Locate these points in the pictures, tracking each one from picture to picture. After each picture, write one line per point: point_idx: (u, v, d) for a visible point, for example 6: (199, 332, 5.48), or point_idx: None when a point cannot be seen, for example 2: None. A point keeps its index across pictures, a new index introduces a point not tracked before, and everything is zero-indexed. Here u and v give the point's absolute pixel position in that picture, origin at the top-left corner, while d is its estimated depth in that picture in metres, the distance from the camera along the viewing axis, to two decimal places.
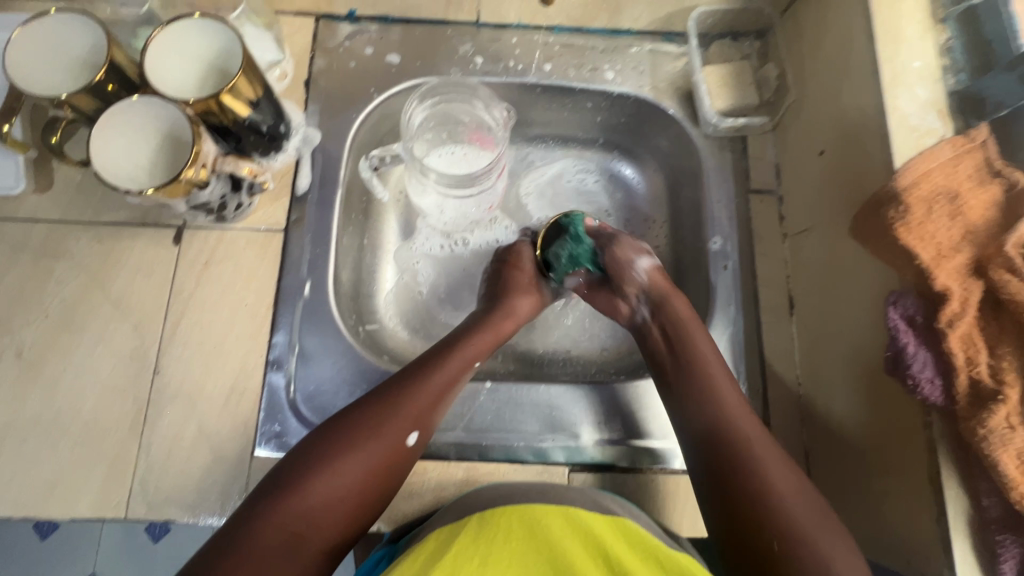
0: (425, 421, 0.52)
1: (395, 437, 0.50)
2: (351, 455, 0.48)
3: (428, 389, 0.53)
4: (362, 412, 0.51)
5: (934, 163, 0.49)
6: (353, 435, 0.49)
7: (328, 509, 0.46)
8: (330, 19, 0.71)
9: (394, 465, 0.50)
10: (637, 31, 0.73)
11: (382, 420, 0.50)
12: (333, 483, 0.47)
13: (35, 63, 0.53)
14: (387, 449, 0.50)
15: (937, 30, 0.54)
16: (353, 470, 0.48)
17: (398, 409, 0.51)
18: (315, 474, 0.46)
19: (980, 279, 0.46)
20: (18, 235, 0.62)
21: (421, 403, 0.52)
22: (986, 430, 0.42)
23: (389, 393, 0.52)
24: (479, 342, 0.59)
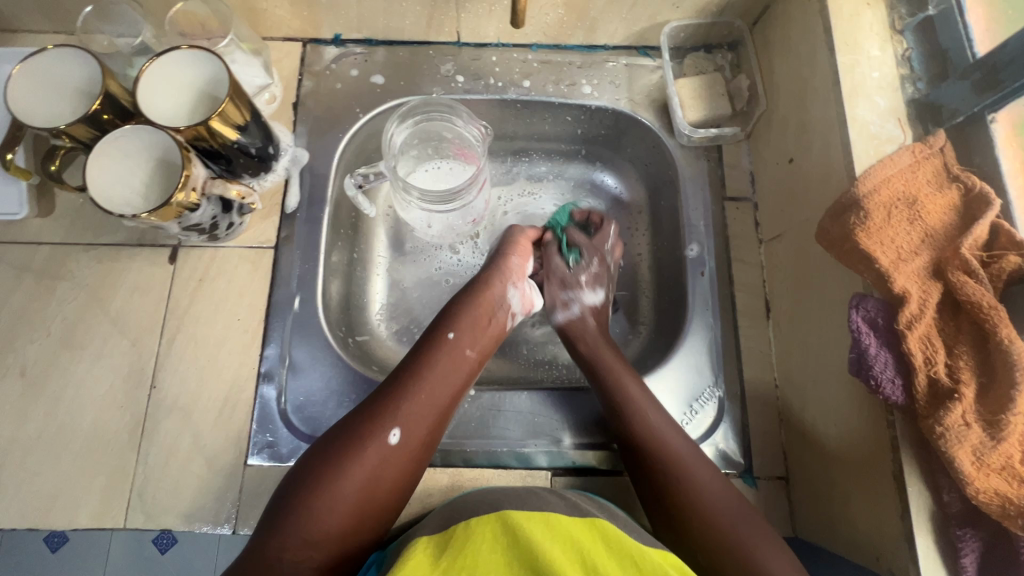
0: (406, 414, 0.52)
1: (374, 434, 0.50)
2: (338, 462, 0.49)
3: (410, 389, 0.53)
4: (348, 422, 0.52)
5: (893, 170, 0.51)
6: (337, 443, 0.50)
7: (326, 519, 0.46)
8: (317, 43, 0.74)
9: (384, 462, 0.50)
10: (613, 47, 0.76)
11: (366, 425, 0.51)
12: (325, 492, 0.47)
13: (35, 98, 0.57)
14: (372, 448, 0.50)
15: (894, 42, 0.57)
16: (342, 476, 0.48)
17: (377, 409, 0.52)
18: (307, 488, 0.47)
19: (939, 282, 0.48)
20: (21, 258, 0.65)
21: (403, 402, 0.52)
22: (942, 428, 0.43)
23: (370, 398, 0.53)
24: (451, 322, 0.59)
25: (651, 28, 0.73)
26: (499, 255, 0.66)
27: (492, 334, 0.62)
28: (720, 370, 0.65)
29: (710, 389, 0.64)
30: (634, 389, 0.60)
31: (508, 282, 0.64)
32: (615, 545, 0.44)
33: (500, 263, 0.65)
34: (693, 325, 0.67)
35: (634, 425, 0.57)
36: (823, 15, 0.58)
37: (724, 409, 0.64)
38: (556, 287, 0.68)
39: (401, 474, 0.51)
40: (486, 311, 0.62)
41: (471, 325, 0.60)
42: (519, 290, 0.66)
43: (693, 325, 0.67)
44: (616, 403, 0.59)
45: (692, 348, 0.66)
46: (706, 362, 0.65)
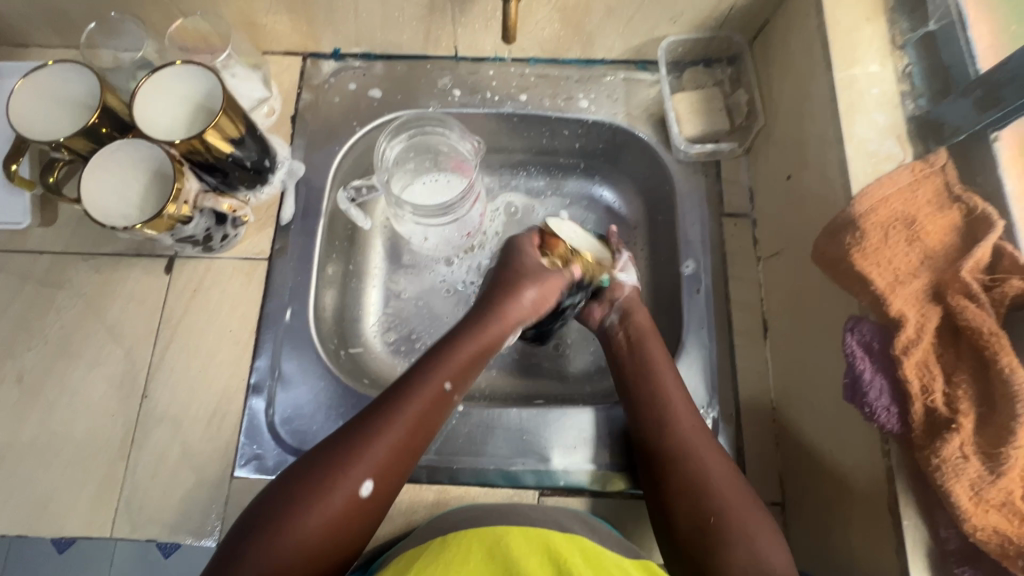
0: (384, 462, 0.49)
1: (347, 484, 0.47)
2: (309, 504, 0.46)
3: (391, 435, 0.50)
4: (319, 464, 0.48)
5: (891, 188, 0.50)
6: (307, 485, 0.47)
7: (287, 559, 0.44)
8: (317, 57, 0.75)
9: (351, 511, 0.48)
10: (611, 61, 0.75)
11: (338, 471, 0.48)
12: (292, 531, 0.45)
13: (36, 112, 0.58)
14: (344, 496, 0.47)
15: (895, 57, 0.55)
16: (311, 517, 0.46)
17: (355, 453, 0.49)
18: (274, 523, 0.45)
19: (938, 305, 0.46)
20: (24, 266, 0.67)
21: (382, 451, 0.49)
22: (938, 460, 0.42)
23: (350, 438, 0.49)
24: (445, 366, 0.54)
25: (649, 43, 0.72)
26: (506, 286, 0.61)
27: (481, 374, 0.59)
28: (714, 390, 0.64)
29: (704, 409, 0.63)
30: (682, 416, 0.58)
31: (507, 318, 0.60)
32: (595, 561, 0.42)
33: (511, 297, 0.60)
34: (687, 344, 0.65)
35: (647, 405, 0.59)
36: (821, 31, 0.57)
37: (719, 430, 0.62)
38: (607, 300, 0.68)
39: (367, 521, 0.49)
40: (480, 353, 0.57)
41: (465, 369, 0.56)
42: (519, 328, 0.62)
43: (687, 343, 0.65)
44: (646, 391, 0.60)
45: (687, 367, 0.64)
46: (701, 382, 0.64)
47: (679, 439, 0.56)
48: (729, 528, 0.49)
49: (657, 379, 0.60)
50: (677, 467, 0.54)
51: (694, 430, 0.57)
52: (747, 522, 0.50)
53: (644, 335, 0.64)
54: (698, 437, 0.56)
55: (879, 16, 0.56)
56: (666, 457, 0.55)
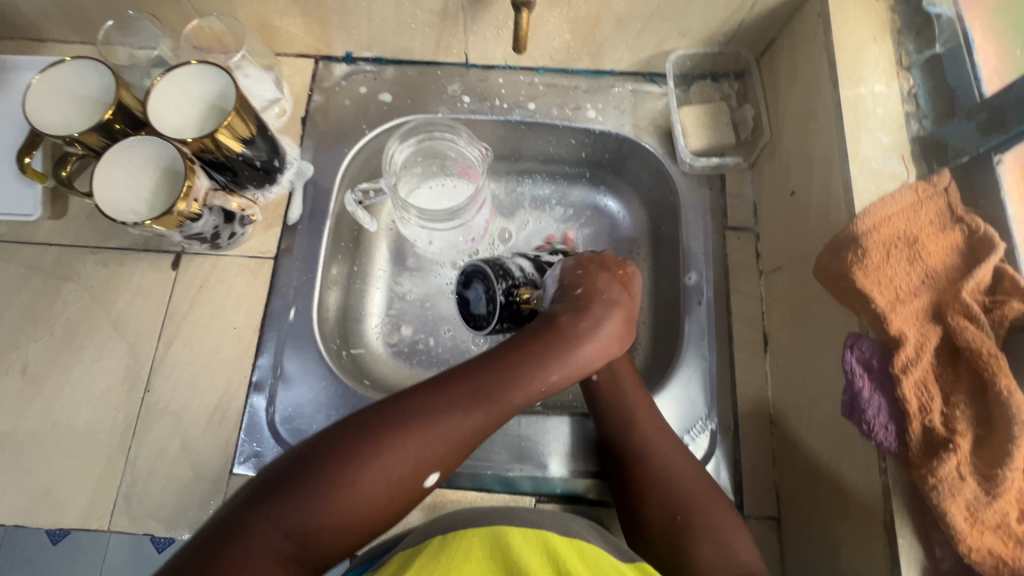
0: (452, 457, 0.46)
1: (414, 469, 0.44)
2: (364, 474, 0.42)
3: (470, 431, 0.46)
4: (388, 436, 0.44)
5: (894, 208, 0.50)
6: (368, 455, 0.43)
7: (326, 522, 0.41)
8: (329, 60, 0.76)
9: (402, 491, 0.44)
10: (620, 73, 0.76)
11: (406, 451, 0.44)
12: (344, 497, 0.41)
13: (50, 106, 0.59)
14: (402, 474, 0.43)
15: (901, 77, 0.56)
16: (365, 485, 0.42)
17: (423, 431, 0.44)
18: (321, 485, 0.41)
19: (938, 325, 0.46)
20: (33, 257, 0.67)
21: (458, 445, 0.46)
22: (935, 479, 0.42)
23: (421, 415, 0.45)
24: (541, 373, 0.50)
25: (658, 55, 0.73)
26: (611, 305, 0.55)
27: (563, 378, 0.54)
28: (713, 402, 0.64)
29: (702, 421, 0.63)
30: (648, 422, 0.58)
31: (607, 335, 0.54)
32: (594, 564, 0.43)
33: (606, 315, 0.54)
34: (687, 355, 0.65)
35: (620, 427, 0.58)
36: (827, 50, 0.58)
37: (716, 441, 0.62)
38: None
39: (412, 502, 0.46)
40: (576, 373, 0.52)
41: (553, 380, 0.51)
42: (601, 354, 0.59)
43: (687, 355, 0.65)
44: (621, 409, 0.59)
45: (687, 378, 0.65)
46: (700, 394, 0.64)
47: (647, 443, 0.56)
48: (698, 528, 0.50)
49: (623, 385, 0.60)
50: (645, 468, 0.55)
51: (659, 434, 0.57)
52: (716, 523, 0.50)
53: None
54: (663, 440, 0.57)
55: (885, 37, 0.57)
56: (633, 460, 0.56)
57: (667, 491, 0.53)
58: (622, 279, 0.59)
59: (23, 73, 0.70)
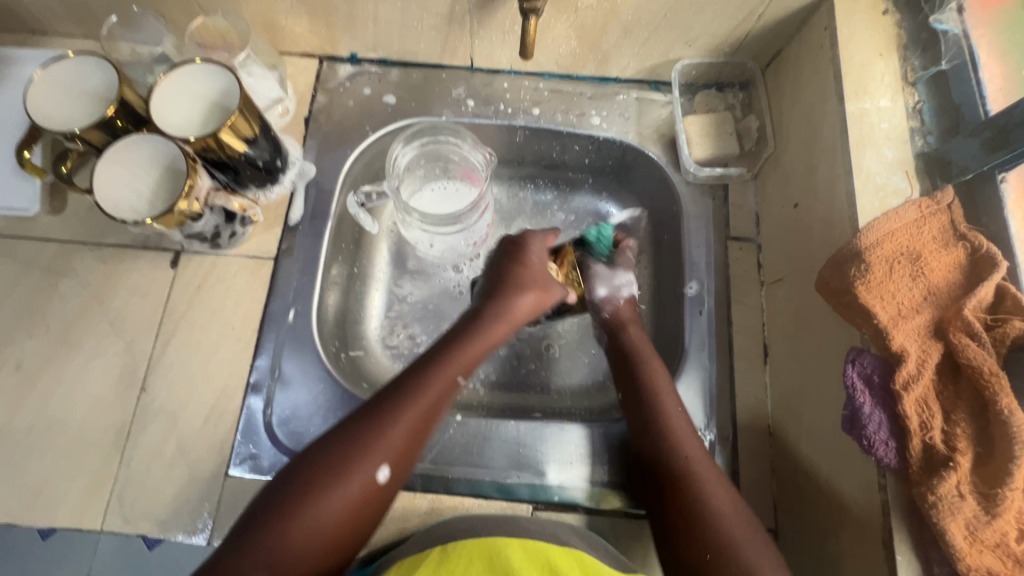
0: (399, 451, 0.50)
1: (363, 468, 0.48)
2: (322, 490, 0.47)
3: (405, 420, 0.51)
4: (333, 444, 0.49)
5: (897, 223, 0.50)
6: (317, 464, 0.48)
7: (298, 545, 0.45)
8: (334, 61, 0.76)
9: (363, 496, 0.48)
10: (625, 80, 0.76)
11: (353, 453, 0.49)
12: (308, 515, 0.46)
13: (51, 100, 0.58)
14: (358, 483, 0.48)
15: (907, 93, 0.56)
16: (325, 500, 0.47)
17: (365, 441, 0.49)
18: (284, 509, 0.46)
19: (940, 342, 0.46)
20: (30, 252, 0.67)
21: (396, 434, 0.50)
22: (935, 497, 0.42)
23: (359, 426, 0.50)
24: (457, 362, 0.56)
25: (663, 64, 0.73)
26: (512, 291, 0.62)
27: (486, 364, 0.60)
28: (713, 412, 0.64)
29: (701, 431, 0.63)
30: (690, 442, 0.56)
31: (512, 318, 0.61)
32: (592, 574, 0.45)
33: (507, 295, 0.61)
34: (687, 365, 0.65)
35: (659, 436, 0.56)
36: (834, 64, 0.58)
37: (715, 452, 0.62)
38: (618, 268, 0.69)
39: (379, 506, 0.50)
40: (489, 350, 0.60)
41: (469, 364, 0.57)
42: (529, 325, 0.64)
43: (687, 364, 0.65)
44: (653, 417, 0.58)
45: (686, 388, 0.64)
46: (699, 404, 0.64)
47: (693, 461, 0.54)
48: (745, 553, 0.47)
49: (661, 394, 0.59)
50: (692, 485, 0.52)
51: (702, 454, 0.55)
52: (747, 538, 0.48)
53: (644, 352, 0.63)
54: (705, 461, 0.55)
55: (891, 52, 0.57)
56: (678, 477, 0.53)
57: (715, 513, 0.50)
58: (515, 252, 0.65)
59: (26, 66, 0.69)
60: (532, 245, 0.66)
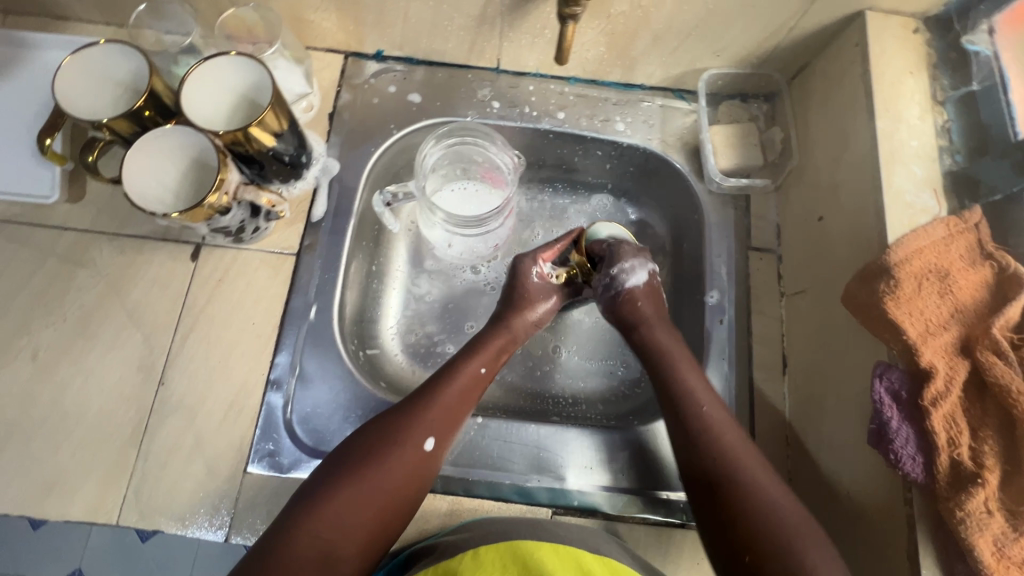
0: (437, 429, 0.54)
1: (406, 445, 0.52)
2: (370, 465, 0.50)
3: (441, 405, 0.56)
4: (376, 427, 0.53)
5: (925, 240, 0.51)
6: (363, 444, 0.52)
7: (352, 518, 0.48)
8: (359, 57, 0.75)
9: (408, 472, 0.52)
10: (650, 87, 0.76)
11: (396, 433, 0.53)
12: (358, 489, 0.49)
13: (79, 88, 0.57)
14: (402, 461, 0.52)
15: (936, 112, 0.57)
16: (373, 474, 0.50)
17: (405, 424, 0.53)
18: (336, 485, 0.49)
19: (967, 359, 0.47)
20: (46, 241, 0.66)
21: (435, 416, 0.55)
22: (963, 513, 0.42)
23: (399, 411, 0.55)
24: (481, 353, 0.61)
25: (690, 73, 0.73)
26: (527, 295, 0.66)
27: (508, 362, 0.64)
28: None
29: None
30: (734, 440, 0.54)
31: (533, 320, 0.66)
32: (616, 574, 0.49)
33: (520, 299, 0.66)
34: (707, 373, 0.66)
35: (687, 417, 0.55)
36: (865, 80, 0.58)
37: None
38: (628, 249, 0.66)
39: (424, 483, 0.53)
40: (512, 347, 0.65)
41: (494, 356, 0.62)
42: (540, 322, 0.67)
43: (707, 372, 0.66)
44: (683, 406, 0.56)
45: None
46: None
47: (737, 464, 0.52)
48: (801, 554, 0.46)
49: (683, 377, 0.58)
50: (737, 492, 0.50)
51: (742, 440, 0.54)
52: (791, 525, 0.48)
53: (668, 348, 0.61)
54: (750, 455, 0.53)
55: (921, 70, 0.58)
56: (715, 457, 0.52)
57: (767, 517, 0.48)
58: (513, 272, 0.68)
59: (48, 51, 0.68)
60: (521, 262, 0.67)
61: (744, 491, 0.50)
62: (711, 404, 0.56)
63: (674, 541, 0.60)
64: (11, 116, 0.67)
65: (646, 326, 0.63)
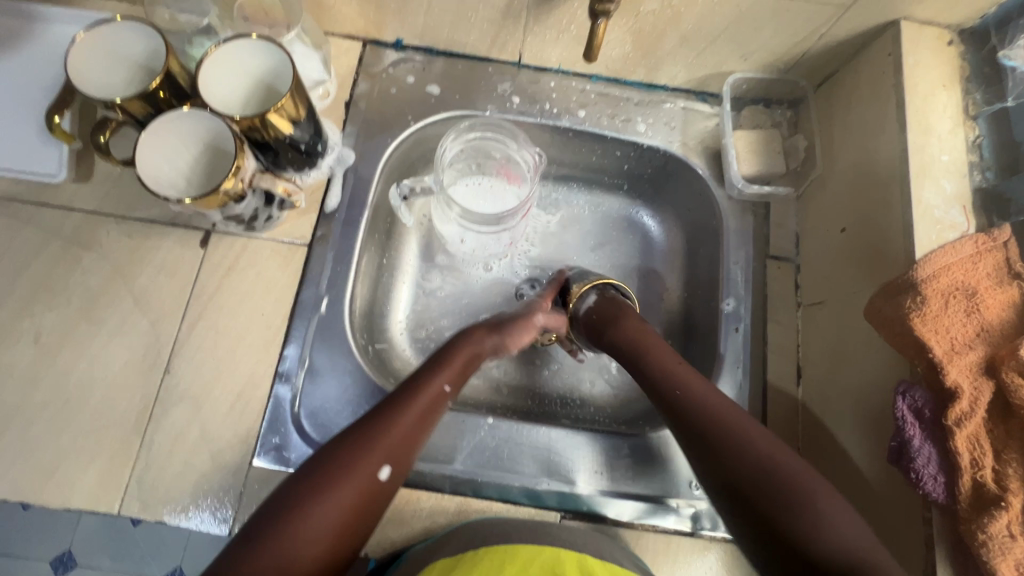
0: (393, 456, 0.49)
1: (361, 472, 0.47)
2: (322, 497, 0.45)
3: (403, 426, 0.50)
4: (330, 451, 0.48)
5: (953, 258, 0.50)
6: (317, 470, 0.46)
7: (302, 552, 0.43)
8: (378, 45, 0.73)
9: (362, 503, 0.47)
10: (672, 88, 0.75)
11: (352, 458, 0.47)
12: (311, 521, 0.44)
13: (93, 66, 0.56)
14: (356, 490, 0.46)
15: (968, 126, 0.56)
16: (322, 507, 0.44)
17: (361, 447, 0.48)
18: (286, 517, 0.43)
19: (991, 379, 0.47)
20: (52, 221, 0.64)
21: (394, 440, 0.49)
22: (986, 536, 0.42)
23: (356, 434, 0.49)
24: (447, 370, 0.56)
25: (715, 76, 0.72)
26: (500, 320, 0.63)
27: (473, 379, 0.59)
28: None
29: None
30: (727, 411, 0.53)
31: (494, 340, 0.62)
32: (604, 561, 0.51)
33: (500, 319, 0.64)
34: (720, 380, 0.65)
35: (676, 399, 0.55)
36: (897, 91, 0.58)
37: None
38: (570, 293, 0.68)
39: (377, 510, 0.48)
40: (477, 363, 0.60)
41: (460, 374, 0.57)
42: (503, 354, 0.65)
43: (721, 380, 0.65)
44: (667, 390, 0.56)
45: None
46: None
47: (731, 430, 0.51)
48: (817, 507, 0.46)
49: (663, 358, 0.58)
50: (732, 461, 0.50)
51: (733, 409, 0.53)
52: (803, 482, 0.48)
53: (646, 336, 0.60)
54: (743, 422, 0.52)
55: (955, 83, 0.57)
56: (706, 433, 0.52)
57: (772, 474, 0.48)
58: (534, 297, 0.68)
59: (59, 26, 0.66)
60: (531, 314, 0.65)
61: (745, 465, 0.49)
62: (697, 386, 0.55)
63: (683, 551, 0.59)
64: (18, 90, 0.65)
65: (614, 325, 0.62)
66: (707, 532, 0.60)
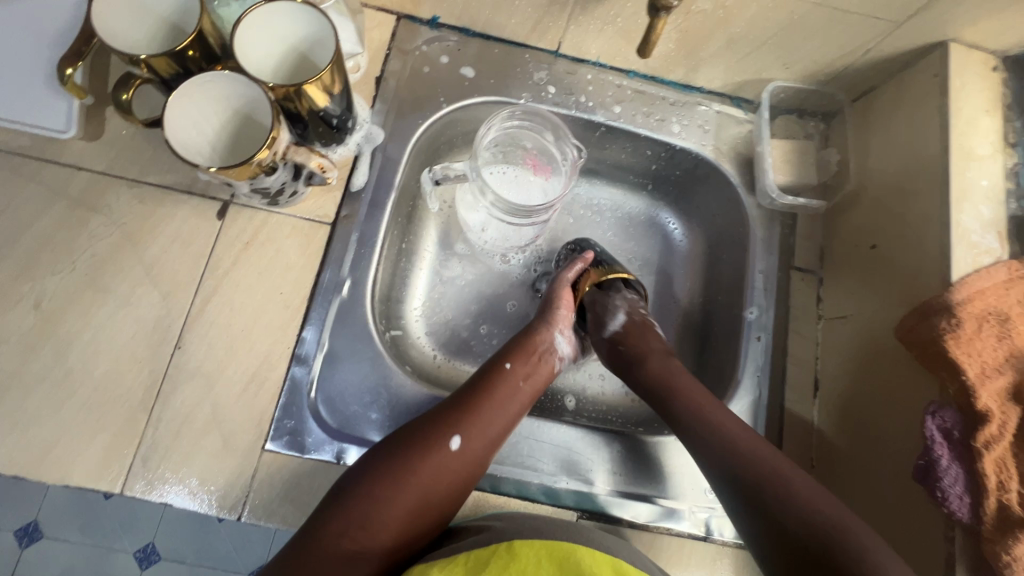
0: (463, 427, 0.55)
1: (434, 442, 0.54)
2: (400, 459, 0.52)
3: (472, 405, 0.57)
4: (412, 425, 0.55)
5: (987, 282, 0.51)
6: (396, 439, 0.54)
7: (386, 505, 0.50)
8: (412, 20, 0.70)
9: (440, 470, 0.53)
10: (708, 91, 0.74)
11: (427, 431, 0.54)
12: (389, 484, 0.51)
13: (117, 17, 0.52)
14: (431, 457, 0.53)
15: (1007, 153, 0.56)
16: (402, 469, 0.52)
17: (436, 420, 0.55)
18: (369, 481, 0.51)
19: (1018, 405, 0.48)
20: (57, 179, 0.60)
21: (463, 414, 0.56)
22: (1010, 557, 0.44)
23: (434, 410, 0.57)
24: (511, 354, 0.62)
25: (754, 82, 0.71)
26: (544, 308, 0.67)
27: (547, 371, 0.63)
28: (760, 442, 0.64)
29: None
30: (710, 406, 0.58)
31: (554, 329, 0.65)
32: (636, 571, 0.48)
33: (546, 312, 0.67)
34: (740, 388, 0.65)
35: (653, 375, 0.62)
36: (942, 114, 0.58)
37: None
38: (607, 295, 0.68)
39: (453, 480, 0.54)
40: (549, 355, 0.64)
41: (527, 359, 0.62)
42: (568, 338, 0.67)
43: (740, 387, 0.65)
44: (647, 372, 0.63)
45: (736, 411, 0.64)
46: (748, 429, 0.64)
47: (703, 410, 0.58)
48: (780, 490, 0.51)
49: (650, 352, 0.64)
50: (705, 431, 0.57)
51: (697, 388, 0.60)
52: (778, 475, 0.52)
53: (660, 359, 0.64)
54: (706, 398, 0.59)
55: (997, 109, 0.58)
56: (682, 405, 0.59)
57: (771, 485, 0.52)
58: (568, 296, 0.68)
59: None
60: (558, 312, 0.67)
61: (716, 438, 0.56)
62: (670, 370, 0.62)
63: (696, 558, 0.59)
64: (20, 33, 0.60)
65: (632, 335, 0.65)
66: (719, 537, 0.60)
